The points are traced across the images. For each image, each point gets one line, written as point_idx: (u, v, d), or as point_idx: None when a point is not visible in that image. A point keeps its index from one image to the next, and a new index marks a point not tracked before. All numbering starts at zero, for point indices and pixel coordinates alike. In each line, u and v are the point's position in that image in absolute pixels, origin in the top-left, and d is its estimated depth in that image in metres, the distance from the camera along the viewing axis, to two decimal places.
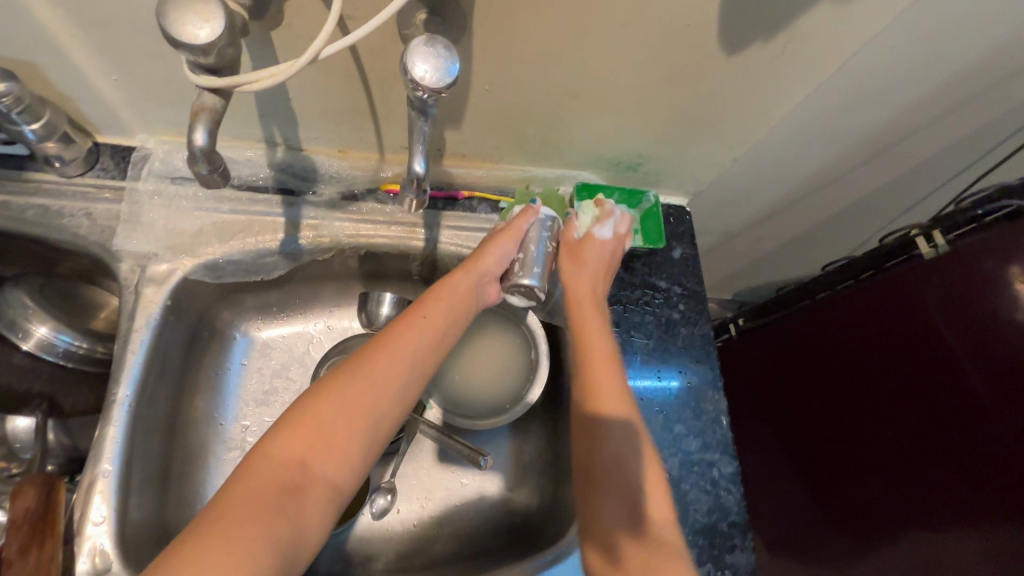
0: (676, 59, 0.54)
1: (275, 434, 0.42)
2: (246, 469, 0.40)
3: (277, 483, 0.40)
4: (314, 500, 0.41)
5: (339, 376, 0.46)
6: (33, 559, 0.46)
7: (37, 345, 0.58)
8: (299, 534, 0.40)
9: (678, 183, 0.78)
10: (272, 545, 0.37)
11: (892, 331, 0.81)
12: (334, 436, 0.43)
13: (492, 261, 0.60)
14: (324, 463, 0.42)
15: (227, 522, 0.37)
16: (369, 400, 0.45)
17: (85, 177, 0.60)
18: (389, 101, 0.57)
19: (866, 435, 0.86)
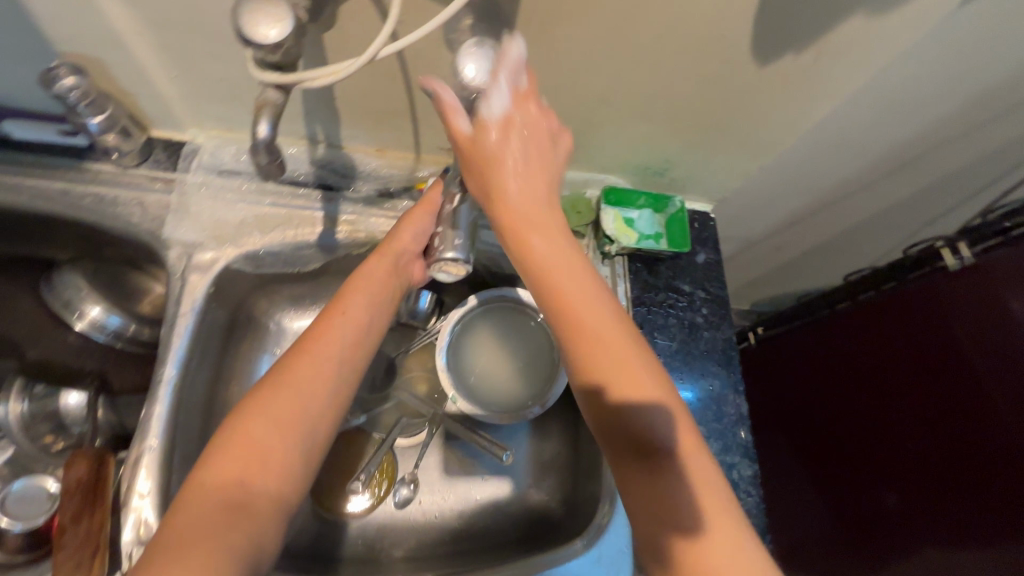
0: (709, 68, 0.55)
1: (206, 461, 0.44)
2: (184, 502, 0.42)
3: (221, 502, 0.42)
4: (260, 509, 0.43)
5: (264, 393, 0.47)
6: (84, 526, 0.48)
7: (89, 325, 0.61)
8: (260, 538, 0.42)
9: (703, 189, 0.79)
10: (230, 554, 0.39)
11: (908, 348, 0.82)
12: (266, 449, 0.45)
13: (408, 237, 0.60)
14: (265, 476, 0.44)
15: (177, 546, 0.38)
16: (298, 407, 0.47)
17: (139, 168, 0.63)
18: (428, 103, 0.59)
19: (884, 452, 0.86)
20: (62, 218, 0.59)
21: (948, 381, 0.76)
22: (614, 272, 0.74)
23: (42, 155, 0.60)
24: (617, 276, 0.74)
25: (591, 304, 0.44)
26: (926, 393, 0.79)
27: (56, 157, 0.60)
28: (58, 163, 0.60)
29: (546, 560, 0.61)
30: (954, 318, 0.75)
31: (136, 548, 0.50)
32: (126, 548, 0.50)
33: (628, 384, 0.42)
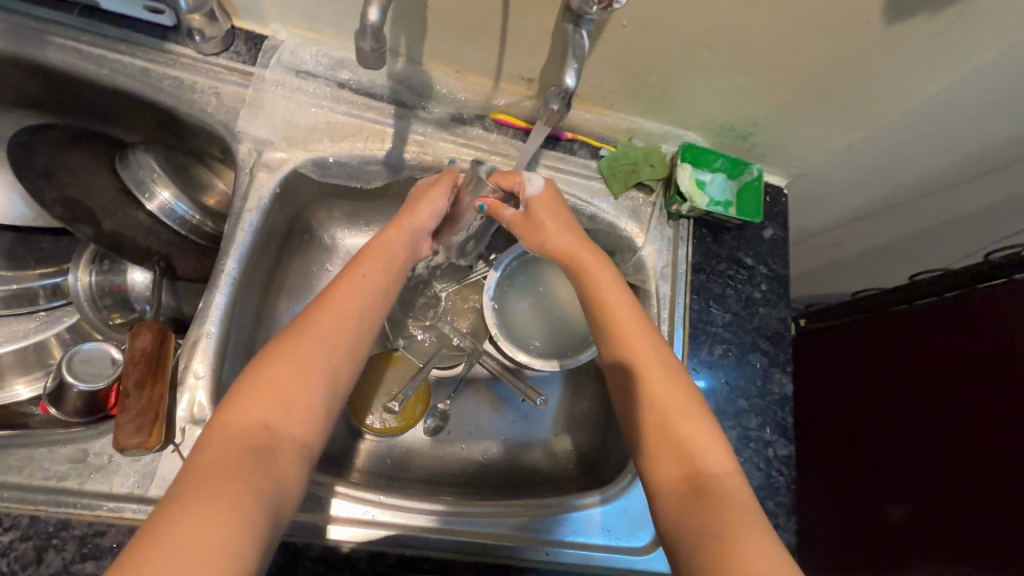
0: (832, 21, 0.51)
1: (232, 401, 0.44)
2: (208, 443, 0.41)
3: (247, 440, 0.41)
4: (285, 455, 0.43)
5: (286, 342, 0.47)
6: (146, 394, 0.49)
7: (159, 207, 0.61)
8: (284, 482, 0.42)
9: (784, 161, 0.75)
10: (256, 492, 0.39)
11: (939, 372, 0.76)
12: (295, 396, 0.45)
13: (425, 216, 0.62)
14: (289, 422, 0.44)
15: (204, 478, 0.38)
16: (321, 359, 0.47)
17: (219, 58, 0.62)
18: (522, 26, 0.56)
19: (890, 474, 0.80)
20: (141, 96, 0.60)
21: (973, 412, 0.70)
22: (677, 234, 0.72)
23: (126, 28, 0.59)
24: (679, 239, 0.71)
25: (630, 316, 0.55)
26: (949, 423, 0.73)
27: (140, 33, 0.59)
28: (143, 39, 0.59)
29: (573, 504, 0.61)
30: (1000, 346, 0.69)
31: (190, 425, 0.51)
32: (179, 423, 0.51)
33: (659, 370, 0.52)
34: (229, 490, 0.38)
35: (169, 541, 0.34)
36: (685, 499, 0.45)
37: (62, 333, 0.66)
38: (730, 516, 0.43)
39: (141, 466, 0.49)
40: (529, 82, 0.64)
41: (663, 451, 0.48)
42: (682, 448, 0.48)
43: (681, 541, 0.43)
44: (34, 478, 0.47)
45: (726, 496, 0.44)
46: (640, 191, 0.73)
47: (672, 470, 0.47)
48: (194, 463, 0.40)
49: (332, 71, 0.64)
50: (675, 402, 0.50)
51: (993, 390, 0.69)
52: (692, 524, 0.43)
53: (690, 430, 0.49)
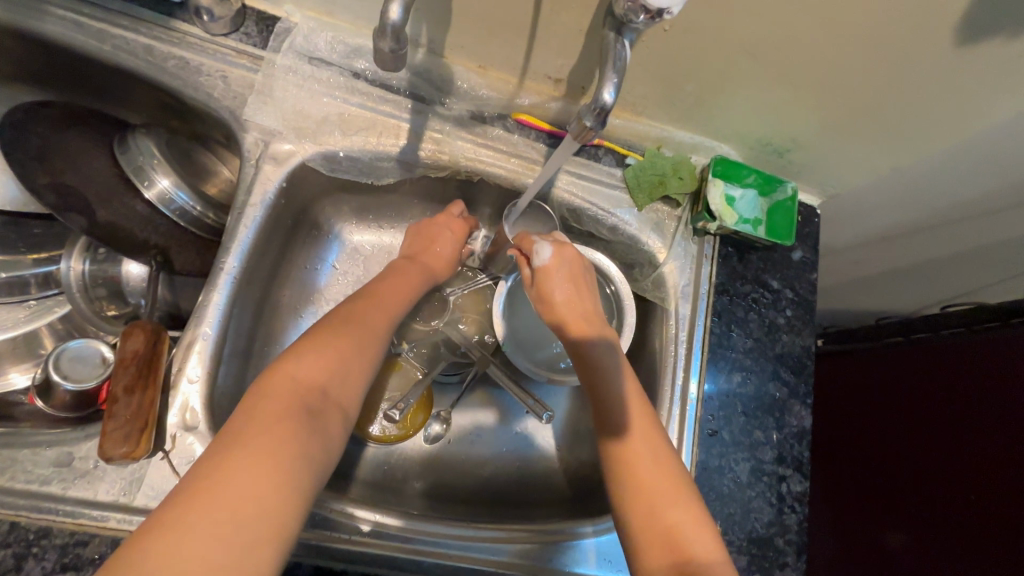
0: (895, 37, 0.47)
1: (294, 356, 0.45)
2: (267, 391, 0.42)
3: (305, 400, 0.42)
4: (332, 416, 0.44)
5: (343, 318, 0.49)
6: (135, 400, 0.47)
7: (157, 196, 0.58)
8: (329, 448, 0.42)
9: (820, 180, 0.71)
10: (303, 444, 0.40)
11: (951, 396, 0.76)
12: (346, 364, 0.46)
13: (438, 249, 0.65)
14: (341, 389, 0.45)
15: (253, 434, 0.39)
16: (368, 338, 0.49)
17: (228, 39, 0.58)
18: (554, 23, 0.51)
19: (897, 490, 0.80)
20: (144, 77, 0.56)
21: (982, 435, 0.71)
22: (701, 252, 0.68)
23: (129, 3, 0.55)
24: (703, 257, 0.68)
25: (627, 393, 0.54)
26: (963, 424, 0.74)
27: (144, 9, 0.56)
28: (147, 15, 0.56)
29: (574, 532, 0.58)
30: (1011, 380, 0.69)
31: (180, 432, 0.49)
32: (169, 430, 0.49)
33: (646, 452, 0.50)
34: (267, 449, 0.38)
35: (201, 518, 0.34)
36: None
37: (54, 323, 0.63)
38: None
39: (127, 473, 0.47)
40: (556, 82, 0.60)
41: (652, 537, 0.46)
42: (672, 536, 0.46)
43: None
44: (16, 480, 0.45)
45: None
46: (665, 204, 0.69)
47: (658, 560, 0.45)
48: (231, 427, 0.40)
49: (348, 60, 0.60)
50: (667, 485, 0.48)
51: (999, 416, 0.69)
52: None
53: (681, 515, 0.47)
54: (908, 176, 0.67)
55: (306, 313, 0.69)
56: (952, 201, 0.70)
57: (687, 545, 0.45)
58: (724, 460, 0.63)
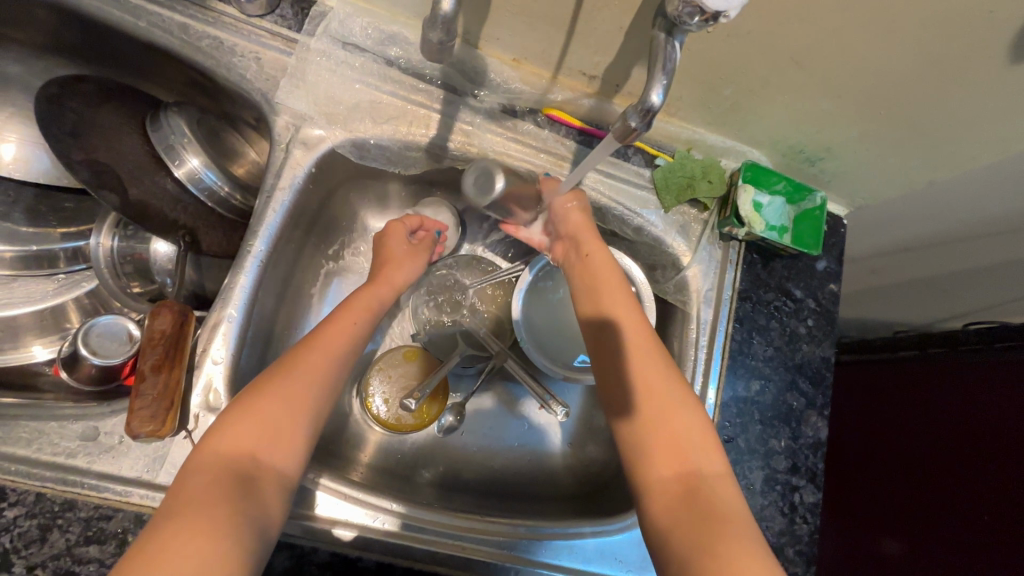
0: (944, 51, 0.46)
1: (217, 432, 0.45)
2: (191, 471, 0.43)
3: (229, 473, 0.43)
4: (268, 482, 0.44)
5: (275, 376, 0.49)
6: (162, 379, 0.47)
7: (187, 174, 0.57)
8: (267, 512, 0.43)
9: (851, 190, 0.70)
10: (238, 516, 0.40)
11: (961, 422, 0.75)
12: (281, 428, 0.47)
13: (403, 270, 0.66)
14: (271, 451, 0.46)
15: (181, 511, 0.40)
16: (304, 394, 0.49)
17: (263, 20, 0.57)
18: (595, 19, 0.50)
19: (900, 498, 0.80)
20: (178, 55, 0.56)
21: (986, 465, 0.70)
22: (726, 257, 0.67)
23: None
24: (728, 262, 0.67)
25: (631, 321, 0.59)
26: (947, 476, 0.74)
27: None
28: None
29: (587, 530, 0.58)
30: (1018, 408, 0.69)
31: (203, 413, 0.49)
32: (193, 410, 0.49)
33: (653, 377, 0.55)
34: (201, 525, 0.39)
35: None
36: (678, 503, 0.48)
37: (81, 299, 0.64)
38: (719, 518, 0.46)
39: (151, 450, 0.47)
40: (590, 79, 0.59)
41: (659, 448, 0.51)
42: (677, 447, 0.51)
43: (673, 549, 0.46)
44: (43, 452, 0.46)
45: (712, 503, 0.47)
46: (693, 206, 0.68)
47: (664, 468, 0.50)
48: (168, 502, 0.41)
49: (382, 47, 0.60)
50: (669, 397, 0.54)
51: (1001, 453, 0.69)
52: (683, 518, 0.46)
53: (682, 425, 0.52)
54: (942, 191, 0.66)
55: (327, 298, 0.69)
56: (986, 218, 0.69)
57: (690, 455, 0.50)
58: (738, 467, 0.63)
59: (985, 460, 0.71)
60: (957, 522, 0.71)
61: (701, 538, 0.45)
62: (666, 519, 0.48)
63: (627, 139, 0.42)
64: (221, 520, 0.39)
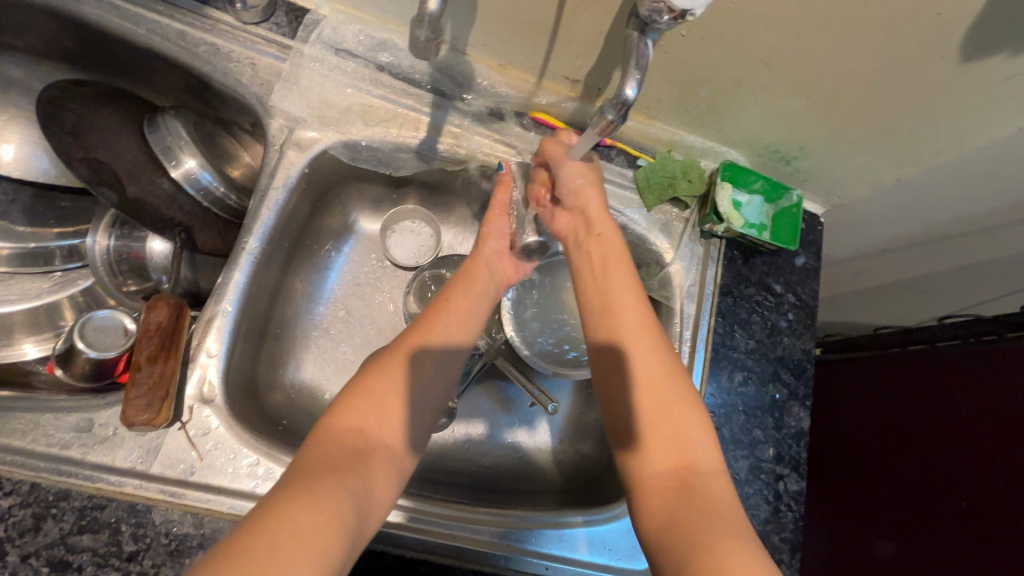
0: (901, 51, 0.49)
1: (336, 409, 0.46)
2: (314, 443, 0.44)
3: (345, 445, 0.43)
4: (378, 461, 0.44)
5: (385, 359, 0.50)
6: (157, 369, 0.48)
7: (184, 175, 0.59)
8: (373, 490, 0.42)
9: (825, 189, 0.73)
10: (350, 493, 0.40)
11: (942, 412, 0.76)
12: (390, 409, 0.47)
13: (492, 241, 0.65)
14: (382, 427, 0.46)
15: (306, 479, 0.39)
16: (412, 378, 0.49)
17: (258, 28, 0.60)
18: (575, 24, 0.53)
19: (883, 491, 0.80)
20: (176, 61, 0.58)
21: (968, 450, 0.71)
22: (707, 253, 0.70)
23: None
24: (709, 259, 0.70)
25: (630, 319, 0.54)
26: (930, 470, 0.74)
27: None
28: (183, 2, 0.58)
29: (575, 520, 0.59)
30: (992, 396, 0.70)
31: (198, 405, 0.51)
32: (187, 401, 0.51)
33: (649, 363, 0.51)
34: (316, 498, 0.38)
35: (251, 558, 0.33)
36: (671, 498, 0.44)
37: (76, 297, 0.65)
38: (711, 522, 0.41)
39: (146, 441, 0.49)
40: (573, 83, 0.61)
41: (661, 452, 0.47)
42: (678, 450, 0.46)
43: (667, 544, 0.42)
44: (38, 444, 0.47)
45: (706, 500, 0.43)
46: (674, 206, 0.71)
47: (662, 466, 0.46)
48: (290, 474, 0.41)
49: (373, 52, 0.62)
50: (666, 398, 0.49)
51: (981, 445, 0.70)
52: (680, 521, 0.42)
53: (686, 418, 0.48)
54: (910, 188, 0.69)
55: (320, 297, 0.70)
56: (953, 215, 0.72)
57: (689, 452, 0.46)
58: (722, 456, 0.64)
59: (964, 450, 0.71)
60: (940, 509, 0.72)
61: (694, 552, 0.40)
62: (663, 522, 0.43)
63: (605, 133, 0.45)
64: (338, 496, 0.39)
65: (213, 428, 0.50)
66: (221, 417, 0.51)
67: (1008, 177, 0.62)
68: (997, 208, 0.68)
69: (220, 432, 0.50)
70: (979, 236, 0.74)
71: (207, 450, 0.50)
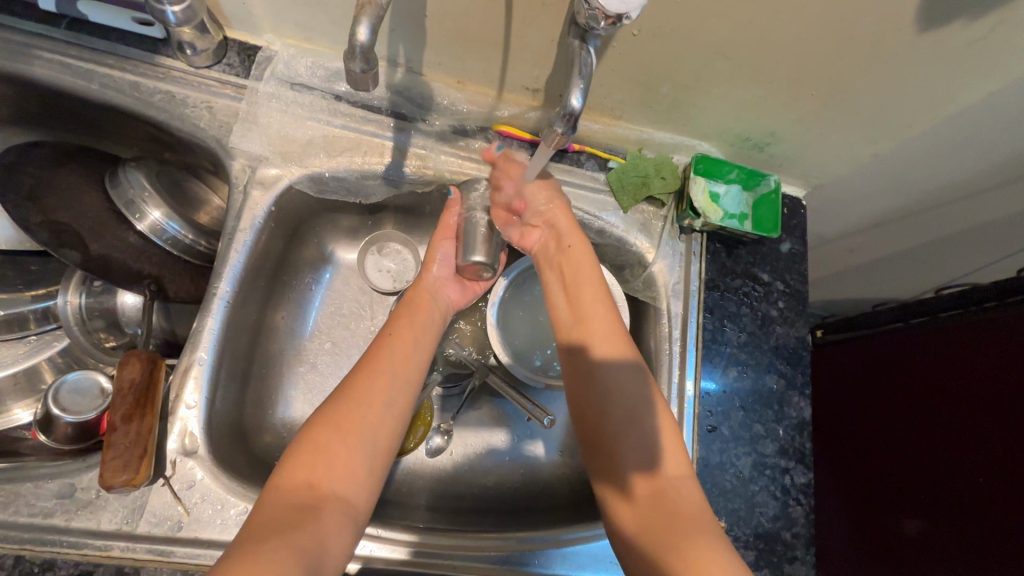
0: (858, 28, 0.48)
1: (284, 464, 0.45)
2: (262, 504, 0.43)
3: (295, 501, 0.43)
4: (329, 510, 0.44)
5: (329, 406, 0.49)
6: (134, 427, 0.48)
7: (150, 227, 0.60)
8: (324, 545, 0.42)
9: (804, 171, 0.71)
10: (298, 550, 0.39)
11: (948, 387, 0.74)
12: (338, 456, 0.46)
13: (434, 268, 0.65)
14: (333, 478, 0.45)
15: (255, 540, 0.39)
16: (360, 422, 0.48)
17: (211, 70, 0.59)
18: (526, 35, 0.52)
19: (896, 471, 0.78)
20: (131, 112, 0.58)
21: (978, 424, 0.68)
22: (689, 249, 0.68)
23: (114, 42, 0.57)
24: (692, 254, 0.68)
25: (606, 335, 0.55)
26: (943, 448, 0.72)
27: (130, 47, 0.57)
28: (132, 53, 0.57)
29: (577, 537, 0.58)
30: (997, 367, 0.68)
31: (180, 458, 0.50)
32: (169, 456, 0.50)
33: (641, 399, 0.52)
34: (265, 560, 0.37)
35: None
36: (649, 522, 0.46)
37: (55, 357, 0.66)
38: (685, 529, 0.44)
39: (130, 501, 0.48)
40: (533, 92, 0.61)
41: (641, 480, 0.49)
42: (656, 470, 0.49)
43: (650, 556, 0.45)
44: (20, 514, 0.46)
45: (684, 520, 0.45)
46: (651, 204, 0.70)
47: (640, 485, 0.48)
48: (241, 535, 0.40)
49: (329, 83, 0.61)
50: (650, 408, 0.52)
51: (989, 418, 0.67)
52: (657, 546, 0.45)
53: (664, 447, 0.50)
54: (889, 163, 0.67)
55: (303, 333, 0.69)
56: (938, 185, 0.70)
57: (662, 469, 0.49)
58: (725, 455, 0.63)
59: (977, 425, 0.69)
60: (957, 489, 0.69)
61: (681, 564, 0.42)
62: (641, 536, 0.46)
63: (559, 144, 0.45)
64: (285, 555, 0.38)
65: (197, 480, 0.50)
66: (205, 467, 0.50)
67: (988, 142, 0.61)
68: (982, 173, 0.66)
69: (206, 483, 0.50)
70: (967, 202, 0.72)
71: (194, 504, 0.49)
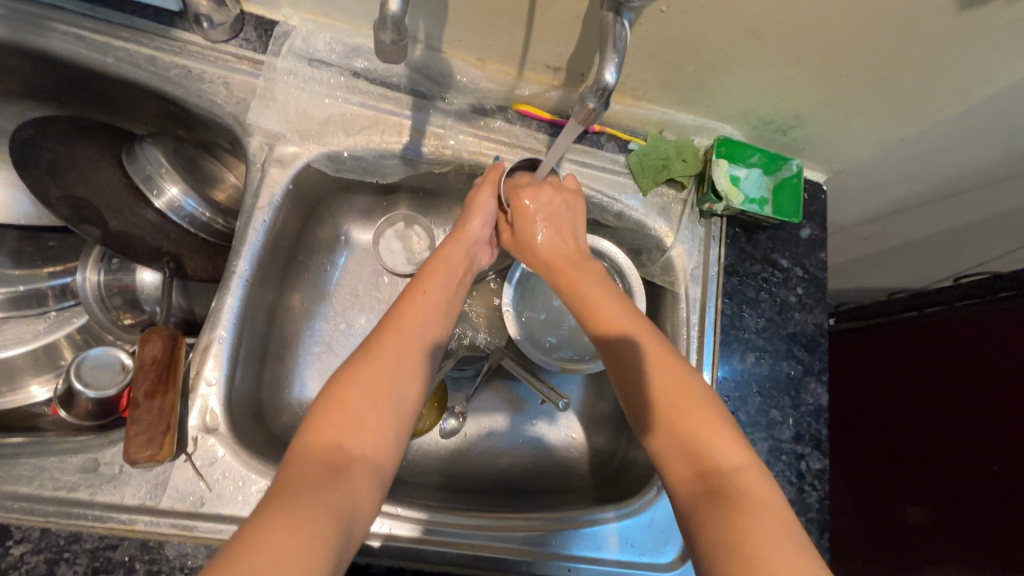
0: (895, 5, 0.46)
1: (309, 426, 0.43)
2: (291, 463, 0.41)
3: (324, 462, 0.41)
4: (359, 472, 0.41)
5: (355, 366, 0.46)
6: (157, 404, 0.48)
7: (167, 204, 0.61)
8: (355, 506, 0.40)
9: (826, 156, 0.70)
10: (328, 514, 0.37)
11: (965, 377, 0.73)
12: (366, 417, 0.44)
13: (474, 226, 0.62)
14: (362, 438, 0.43)
15: (285, 501, 0.37)
16: (388, 385, 0.46)
17: (228, 45, 0.58)
18: (551, 11, 0.51)
19: (907, 458, 0.78)
20: (147, 87, 0.57)
21: (990, 413, 0.68)
22: (709, 233, 0.68)
23: (130, 14, 0.56)
24: (711, 239, 0.68)
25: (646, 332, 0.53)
26: (960, 436, 0.71)
27: (146, 20, 0.56)
28: (148, 26, 0.56)
29: (594, 518, 0.58)
30: (1015, 355, 0.67)
31: (202, 434, 0.50)
32: (191, 432, 0.50)
33: (679, 386, 0.48)
34: (296, 521, 0.35)
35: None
36: (697, 499, 0.43)
37: (73, 334, 0.66)
38: (738, 504, 0.41)
39: (153, 476, 0.48)
40: (555, 71, 0.59)
41: (674, 450, 0.46)
42: (690, 445, 0.45)
43: (703, 539, 0.41)
44: (45, 488, 0.47)
45: (735, 492, 0.42)
46: (670, 187, 0.69)
47: (681, 468, 0.45)
48: (271, 496, 0.38)
49: (347, 60, 0.60)
50: (686, 397, 0.47)
51: (1004, 404, 0.67)
52: (716, 527, 0.40)
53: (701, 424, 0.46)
54: (915, 148, 0.66)
55: (317, 314, 0.69)
56: (963, 171, 0.69)
57: (707, 454, 0.44)
58: None
59: (990, 412, 0.68)
60: (970, 476, 0.69)
61: (732, 535, 0.39)
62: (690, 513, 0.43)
63: (587, 119, 0.45)
64: (315, 519, 0.36)
65: (219, 457, 0.50)
66: (226, 445, 0.50)
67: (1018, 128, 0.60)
68: (1010, 159, 0.65)
69: (227, 460, 0.50)
70: (992, 189, 0.71)
71: (216, 480, 0.49)
